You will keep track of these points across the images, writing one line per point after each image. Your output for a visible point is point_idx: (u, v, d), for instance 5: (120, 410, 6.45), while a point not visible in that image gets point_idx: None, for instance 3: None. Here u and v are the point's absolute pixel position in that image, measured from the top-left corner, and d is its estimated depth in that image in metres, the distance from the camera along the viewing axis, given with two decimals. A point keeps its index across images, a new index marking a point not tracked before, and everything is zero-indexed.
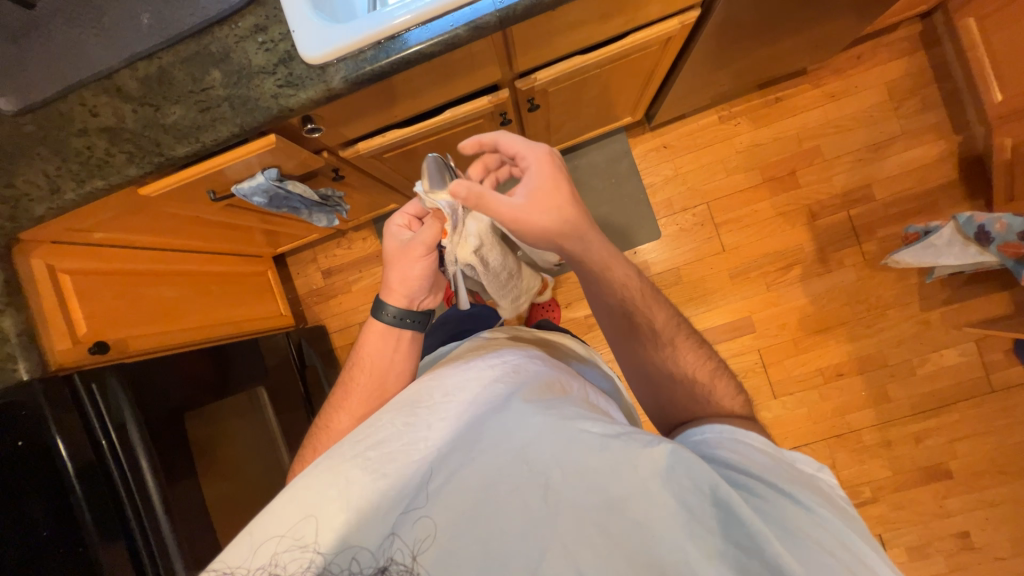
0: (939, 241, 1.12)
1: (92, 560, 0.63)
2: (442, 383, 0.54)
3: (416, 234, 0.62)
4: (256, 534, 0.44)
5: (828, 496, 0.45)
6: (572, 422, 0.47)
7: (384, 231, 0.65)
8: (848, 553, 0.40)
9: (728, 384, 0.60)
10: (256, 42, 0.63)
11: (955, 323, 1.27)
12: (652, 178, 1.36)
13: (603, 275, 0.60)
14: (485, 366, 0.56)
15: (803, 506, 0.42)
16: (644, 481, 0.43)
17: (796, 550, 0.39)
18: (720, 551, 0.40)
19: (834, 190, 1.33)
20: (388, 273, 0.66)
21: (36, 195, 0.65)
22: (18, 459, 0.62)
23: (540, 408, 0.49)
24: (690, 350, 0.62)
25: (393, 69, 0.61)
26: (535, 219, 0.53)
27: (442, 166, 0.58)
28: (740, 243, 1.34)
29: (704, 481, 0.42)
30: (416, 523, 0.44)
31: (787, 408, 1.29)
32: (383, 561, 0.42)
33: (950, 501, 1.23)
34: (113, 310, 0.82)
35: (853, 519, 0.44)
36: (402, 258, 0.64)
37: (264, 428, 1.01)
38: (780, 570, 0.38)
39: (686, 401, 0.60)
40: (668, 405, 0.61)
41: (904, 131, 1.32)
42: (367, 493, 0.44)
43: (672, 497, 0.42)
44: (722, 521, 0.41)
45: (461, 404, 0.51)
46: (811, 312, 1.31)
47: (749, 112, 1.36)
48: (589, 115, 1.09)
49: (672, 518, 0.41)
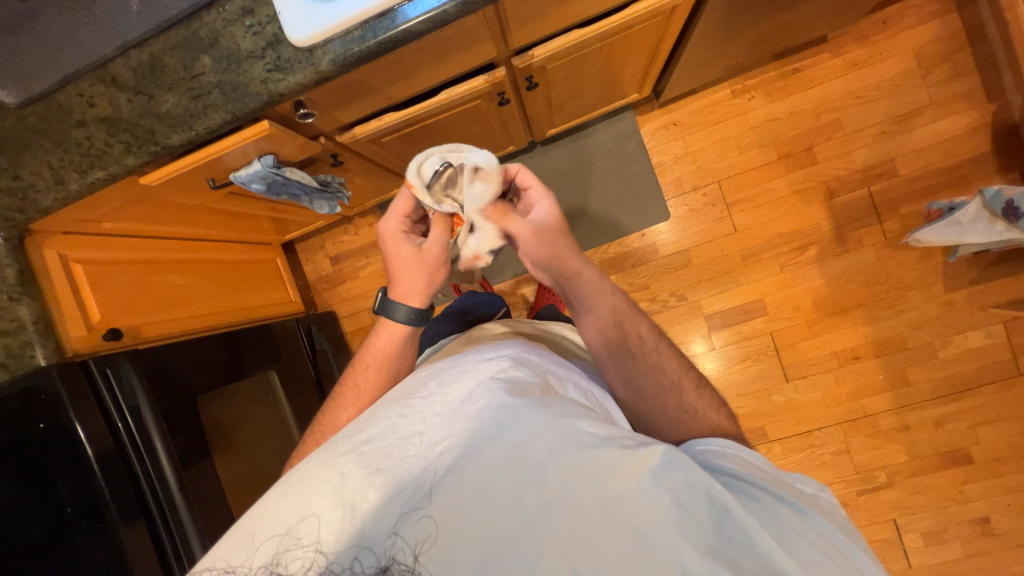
0: (964, 218, 1.06)
1: (114, 540, 0.66)
2: (437, 377, 0.54)
3: (429, 240, 0.64)
4: (254, 530, 0.44)
5: (821, 506, 0.47)
6: (566, 419, 0.46)
7: (388, 236, 0.65)
8: (839, 556, 0.42)
9: (711, 396, 0.63)
10: (243, 25, 0.61)
11: (981, 304, 1.21)
12: (661, 157, 1.32)
13: (596, 286, 0.64)
14: (480, 360, 0.56)
15: (795, 510, 0.45)
16: (638, 478, 0.42)
17: (790, 549, 0.41)
18: (712, 547, 0.40)
19: (854, 166, 1.27)
20: (409, 280, 0.65)
21: (42, 186, 0.67)
22: (43, 439, 0.65)
23: (534, 404, 0.48)
24: (671, 357, 0.65)
25: (381, 50, 0.60)
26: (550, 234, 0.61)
27: (449, 175, 0.60)
28: (753, 223, 1.29)
29: (697, 478, 0.42)
30: (414, 522, 0.43)
31: (800, 391, 1.26)
32: (385, 561, 0.42)
33: (970, 487, 1.20)
34: (125, 297, 0.84)
35: (841, 523, 0.46)
36: (424, 262, 0.65)
37: (276, 410, 1.04)
38: (774, 566, 0.39)
39: (680, 413, 0.61)
40: (662, 416, 0.61)
41: (932, 101, 1.25)
42: (362, 488, 0.45)
43: (668, 495, 0.42)
44: (716, 519, 0.41)
45: (454, 400, 0.51)
46: (826, 293, 1.27)
47: (764, 84, 1.29)
48: (593, 91, 1.05)
49: (666, 517, 0.41)
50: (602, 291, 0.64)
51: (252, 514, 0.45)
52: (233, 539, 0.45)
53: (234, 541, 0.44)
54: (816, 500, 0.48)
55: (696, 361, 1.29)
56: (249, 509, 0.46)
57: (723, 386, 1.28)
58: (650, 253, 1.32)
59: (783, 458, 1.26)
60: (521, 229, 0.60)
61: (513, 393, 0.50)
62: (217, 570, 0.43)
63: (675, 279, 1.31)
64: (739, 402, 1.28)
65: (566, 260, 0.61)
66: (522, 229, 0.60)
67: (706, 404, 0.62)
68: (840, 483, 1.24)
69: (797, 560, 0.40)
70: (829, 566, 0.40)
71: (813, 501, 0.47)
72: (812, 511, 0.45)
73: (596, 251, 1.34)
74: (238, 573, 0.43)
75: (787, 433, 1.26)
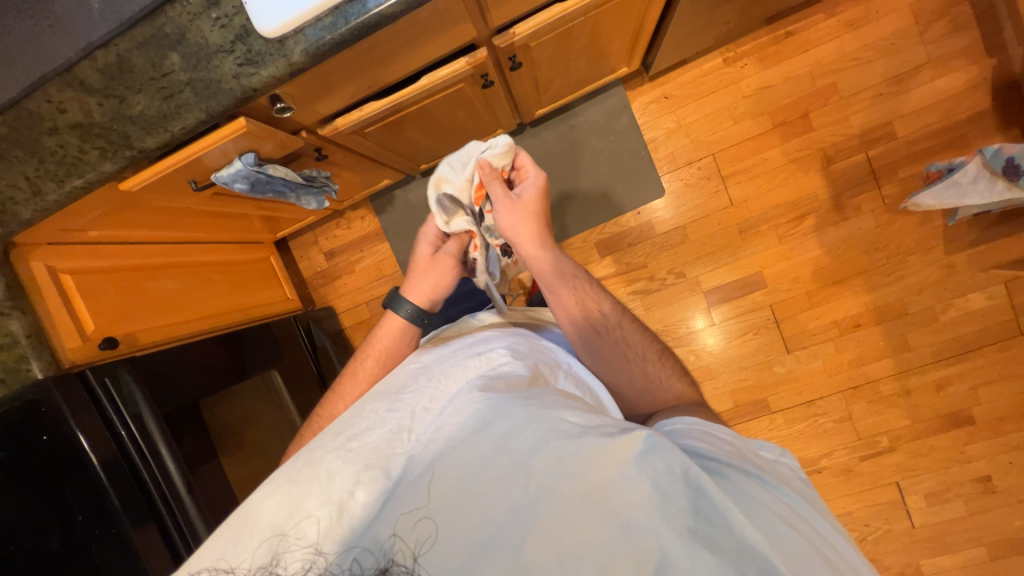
0: (963, 179, 1.04)
1: (127, 543, 0.67)
2: (426, 378, 0.56)
3: (443, 248, 0.76)
4: (249, 528, 0.45)
5: (791, 480, 0.48)
6: (551, 411, 0.46)
7: (417, 237, 0.77)
8: (809, 527, 0.42)
9: (673, 365, 0.68)
10: (210, 18, 0.58)
11: (981, 266, 1.20)
12: (654, 132, 1.29)
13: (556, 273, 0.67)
14: (467, 359, 0.58)
15: (761, 482, 0.45)
16: (622, 465, 0.41)
17: (763, 525, 0.40)
18: (691, 530, 0.39)
19: (851, 131, 1.24)
20: (419, 280, 0.75)
21: (19, 198, 0.66)
22: (49, 453, 0.65)
23: (518, 398, 0.48)
24: (635, 331, 0.68)
25: (355, 36, 0.58)
26: (523, 210, 0.67)
27: (453, 200, 0.72)
28: (749, 196, 1.27)
29: (676, 462, 0.42)
30: (411, 520, 0.41)
31: (802, 361, 1.26)
32: (384, 562, 0.40)
33: (972, 447, 1.21)
34: (119, 306, 0.83)
35: (803, 492, 0.47)
36: (436, 267, 0.75)
37: (281, 407, 1.03)
38: (746, 542, 0.38)
39: (645, 383, 0.64)
40: (631, 388, 0.64)
41: (930, 58, 1.21)
42: (351, 486, 0.46)
43: (648, 480, 0.41)
44: (693, 500, 0.40)
45: (442, 397, 0.53)
46: (826, 263, 1.25)
47: (757, 51, 1.25)
48: (579, 68, 1.02)
49: (648, 501, 0.40)
50: (559, 275, 0.67)
51: (244, 512, 0.46)
52: (228, 540, 0.45)
53: (228, 541, 0.45)
54: (778, 468, 0.49)
55: (697, 337, 1.29)
56: (242, 505, 0.46)
57: (725, 360, 1.29)
58: (647, 231, 1.30)
59: (785, 429, 1.27)
60: (497, 198, 0.67)
61: (498, 388, 0.51)
62: (217, 569, 0.43)
63: (672, 256, 1.30)
64: (740, 375, 1.28)
65: (523, 242, 0.67)
66: (500, 195, 0.67)
67: (668, 373, 0.66)
68: (843, 450, 1.25)
69: (770, 538, 0.39)
70: (800, 542, 0.40)
71: (777, 472, 0.48)
72: (780, 484, 0.46)
73: (592, 233, 1.32)
74: (237, 573, 0.43)
75: (789, 404, 1.27)
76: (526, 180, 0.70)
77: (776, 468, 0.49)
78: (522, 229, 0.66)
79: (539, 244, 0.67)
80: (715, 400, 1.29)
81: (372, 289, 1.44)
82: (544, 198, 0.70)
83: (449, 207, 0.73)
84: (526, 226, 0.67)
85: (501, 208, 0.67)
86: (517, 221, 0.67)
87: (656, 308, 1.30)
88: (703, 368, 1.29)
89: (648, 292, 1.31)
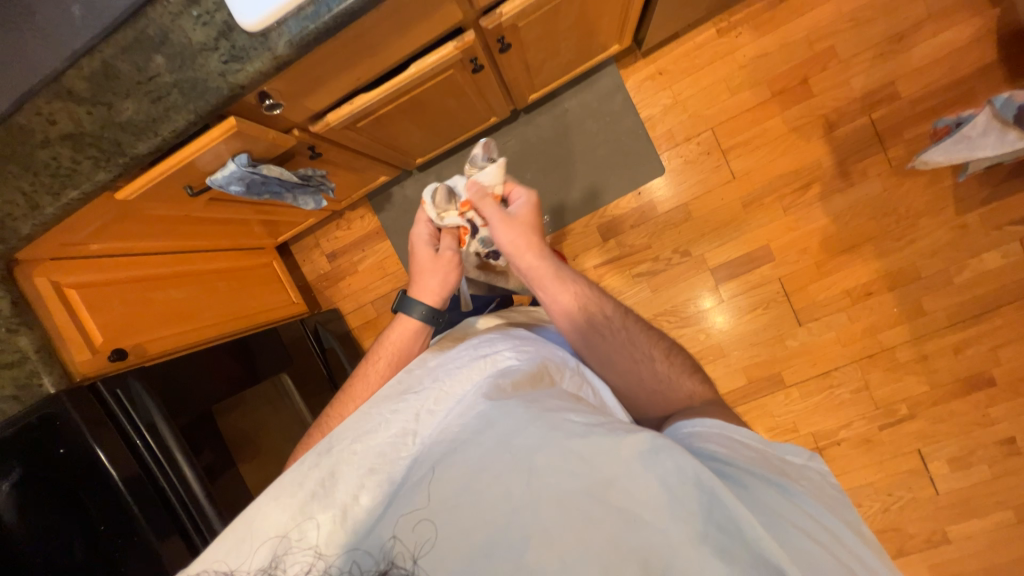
0: (973, 132, 1.01)
1: (153, 552, 0.68)
2: (431, 380, 0.56)
3: (441, 245, 0.76)
4: (251, 532, 0.45)
5: (819, 487, 0.45)
6: (554, 412, 0.45)
7: (412, 239, 0.77)
8: (829, 535, 0.40)
9: (683, 362, 0.66)
10: (191, 16, 0.58)
11: (995, 224, 1.17)
12: (649, 110, 1.27)
13: (556, 277, 0.65)
14: (472, 360, 0.58)
15: (779, 488, 0.43)
16: (630, 463, 0.40)
17: (783, 540, 0.38)
18: (702, 535, 0.37)
19: (852, 94, 1.21)
20: (427, 279, 0.74)
21: (18, 213, 0.66)
22: (66, 465, 0.65)
23: (521, 400, 0.47)
24: (641, 331, 0.66)
25: (338, 24, 0.57)
26: (515, 225, 0.68)
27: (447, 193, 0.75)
28: (751, 167, 1.25)
29: (687, 465, 0.40)
30: (411, 521, 0.40)
31: (814, 333, 1.24)
32: (384, 564, 0.39)
33: (995, 409, 1.19)
34: (125, 318, 0.83)
35: (830, 498, 0.44)
36: (441, 264, 0.75)
37: (293, 411, 1.03)
38: (762, 553, 0.36)
39: (655, 384, 0.62)
40: (641, 390, 0.63)
41: (932, 13, 1.17)
42: (355, 490, 0.46)
43: (657, 479, 0.40)
44: (707, 506, 0.38)
45: (446, 399, 0.53)
46: (834, 231, 1.23)
47: (751, 19, 1.22)
48: (570, 47, 1.01)
49: (656, 501, 0.39)
50: (558, 282, 0.65)
51: (248, 513, 0.46)
52: (230, 543, 0.45)
53: (229, 542, 0.45)
54: (805, 474, 0.46)
55: (706, 316, 1.28)
56: (245, 509, 0.46)
57: (736, 337, 1.27)
58: (649, 211, 1.28)
59: (801, 402, 1.25)
60: (492, 215, 0.68)
61: (502, 390, 0.50)
62: (217, 571, 0.43)
63: (675, 235, 1.28)
64: (753, 350, 1.26)
65: (523, 252, 0.66)
66: (495, 213, 0.69)
67: (679, 371, 0.64)
68: (861, 420, 1.23)
69: (786, 549, 0.37)
70: (825, 559, 0.38)
71: (804, 478, 0.45)
72: (803, 491, 0.43)
73: (593, 217, 1.31)
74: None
75: (804, 376, 1.25)
76: (516, 203, 0.72)
77: (802, 474, 0.46)
78: (519, 239, 0.67)
79: (538, 252, 0.67)
80: (727, 377, 1.27)
81: (376, 289, 1.44)
82: (539, 215, 0.71)
83: (443, 201, 0.75)
84: (524, 237, 0.67)
85: (497, 222, 0.68)
86: (513, 234, 0.67)
87: (662, 288, 1.29)
88: (714, 346, 1.27)
89: (653, 274, 1.29)
